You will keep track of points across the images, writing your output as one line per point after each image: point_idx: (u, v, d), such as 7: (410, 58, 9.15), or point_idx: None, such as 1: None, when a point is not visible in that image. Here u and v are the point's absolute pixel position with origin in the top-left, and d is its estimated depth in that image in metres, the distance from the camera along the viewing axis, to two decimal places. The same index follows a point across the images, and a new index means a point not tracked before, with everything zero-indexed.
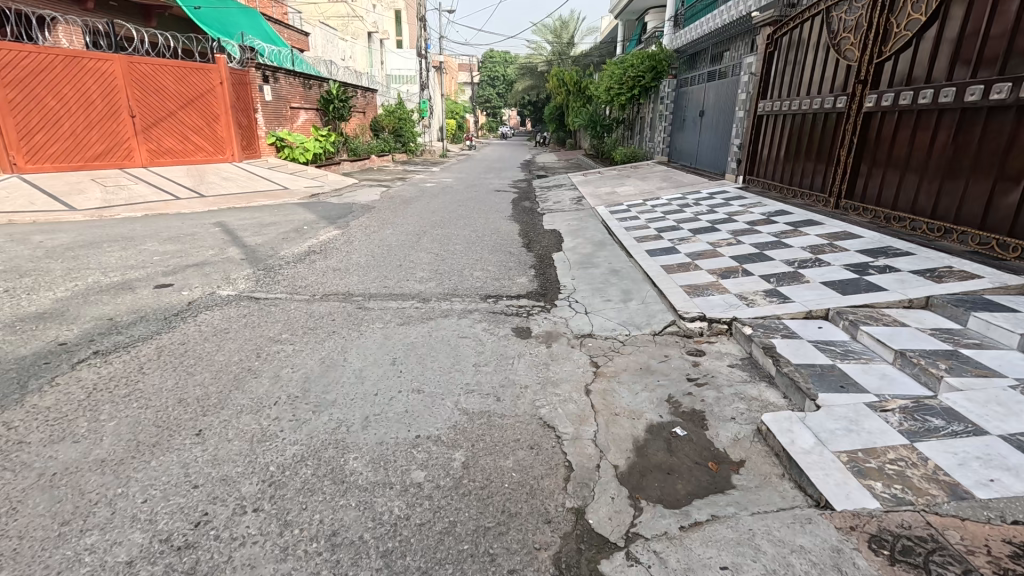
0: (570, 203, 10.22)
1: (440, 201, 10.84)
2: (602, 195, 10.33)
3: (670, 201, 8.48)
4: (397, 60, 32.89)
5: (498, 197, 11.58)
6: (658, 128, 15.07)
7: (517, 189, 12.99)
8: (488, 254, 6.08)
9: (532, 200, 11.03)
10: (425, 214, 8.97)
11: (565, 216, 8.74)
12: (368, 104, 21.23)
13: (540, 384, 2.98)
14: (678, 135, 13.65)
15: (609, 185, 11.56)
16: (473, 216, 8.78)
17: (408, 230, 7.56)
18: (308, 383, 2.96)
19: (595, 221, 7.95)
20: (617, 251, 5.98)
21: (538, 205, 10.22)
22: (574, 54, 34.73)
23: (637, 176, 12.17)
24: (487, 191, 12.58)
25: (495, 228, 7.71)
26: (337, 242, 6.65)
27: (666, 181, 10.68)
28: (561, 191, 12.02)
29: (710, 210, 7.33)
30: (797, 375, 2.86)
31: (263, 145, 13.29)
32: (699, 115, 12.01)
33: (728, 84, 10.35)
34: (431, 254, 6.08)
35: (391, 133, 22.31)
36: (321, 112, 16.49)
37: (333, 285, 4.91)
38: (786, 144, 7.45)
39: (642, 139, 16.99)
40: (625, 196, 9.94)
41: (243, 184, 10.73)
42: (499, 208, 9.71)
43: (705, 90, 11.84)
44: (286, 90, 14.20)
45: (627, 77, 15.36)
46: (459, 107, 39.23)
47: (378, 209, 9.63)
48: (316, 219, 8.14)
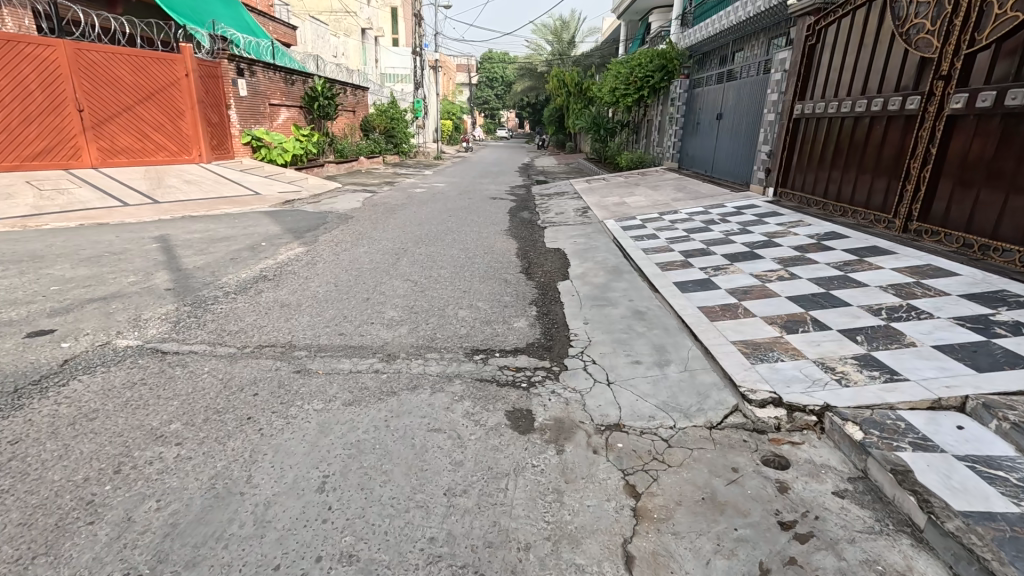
0: (574, 214, 9.10)
1: (429, 210, 9.72)
2: (609, 206, 9.21)
3: (691, 216, 7.37)
4: (392, 58, 31.73)
5: (494, 205, 10.47)
6: (667, 132, 14.00)
7: (514, 197, 11.86)
8: (479, 284, 4.95)
9: (531, 209, 9.90)
10: (410, 226, 7.85)
11: (569, 231, 7.62)
12: (359, 103, 20.11)
13: (549, 543, 1.85)
14: (690, 140, 12.56)
15: (616, 194, 10.47)
16: (464, 229, 7.66)
17: (386, 248, 6.42)
18: (170, 540, 1.81)
19: (605, 239, 6.84)
20: (637, 281, 4.87)
21: (539, 216, 9.11)
22: (575, 55, 33.66)
23: (648, 184, 11.07)
24: (482, 198, 11.45)
25: (489, 246, 6.60)
26: (297, 265, 5.50)
27: (681, 191, 9.58)
28: (563, 200, 10.92)
29: (743, 229, 6.19)
30: (975, 540, 1.74)
31: (237, 144, 12.13)
32: (716, 118, 10.91)
33: (751, 83, 9.25)
34: (410, 282, 4.96)
35: (382, 134, 21.17)
36: (305, 110, 15.34)
37: (274, 329, 3.77)
38: (831, 154, 6.38)
39: (649, 143, 15.91)
40: (637, 207, 8.83)
41: (206, 188, 9.58)
42: (495, 220, 8.58)
43: (723, 91, 10.75)
44: (264, 85, 13.06)
45: (634, 77, 14.28)
46: (455, 107, 38.10)
47: (357, 219, 8.48)
48: (282, 232, 7.01)
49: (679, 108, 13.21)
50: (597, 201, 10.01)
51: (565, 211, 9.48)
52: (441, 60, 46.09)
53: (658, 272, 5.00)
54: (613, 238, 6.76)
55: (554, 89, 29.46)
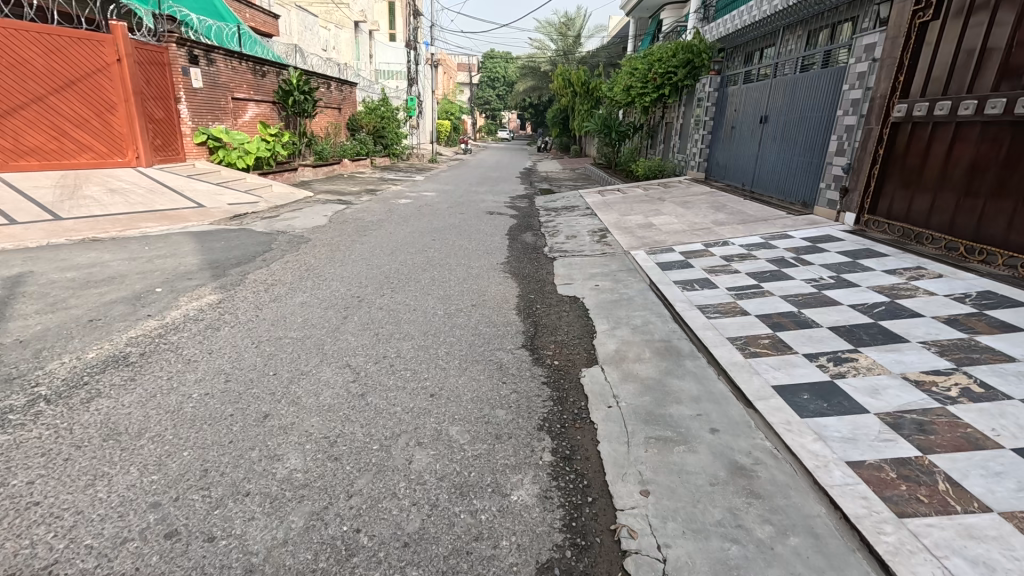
0: (589, 237, 7.27)
1: (411, 228, 7.90)
2: (633, 229, 7.41)
3: (750, 249, 5.55)
4: (387, 52, 29.85)
5: (491, 223, 8.64)
6: (691, 137, 12.23)
7: (515, 212, 10.03)
8: (458, 379, 3.13)
9: (535, 230, 8.09)
10: (379, 257, 6.02)
11: (586, 266, 5.81)
12: (345, 100, 18.35)
13: None
14: (722, 147, 10.75)
15: (639, 211, 8.66)
16: (450, 263, 5.84)
17: (335, 295, 4.61)
18: None
19: (638, 283, 5.01)
20: (710, 379, 3.05)
21: (545, 241, 7.31)
22: (581, 54, 31.87)
23: (675, 199, 9.26)
24: (476, 212, 9.62)
25: (481, 295, 4.77)
26: (188, 332, 3.68)
27: (720, 210, 7.77)
28: (574, 217, 9.13)
29: (837, 278, 4.39)
30: None
31: (189, 145, 10.31)
32: (759, 121, 9.07)
33: (813, 78, 7.40)
34: (349, 375, 3.14)
35: (371, 134, 19.37)
36: (279, 106, 13.59)
37: (42, 520, 1.93)
38: (958, 173, 4.60)
39: (667, 149, 14.16)
40: (668, 231, 7.05)
41: (134, 199, 7.76)
42: (490, 247, 6.76)
43: (767, 88, 8.90)
44: (226, 75, 11.27)
45: (654, 73, 12.62)
46: (454, 107, 36.31)
47: (315, 243, 6.66)
48: (202, 265, 5.21)
49: (707, 109, 11.37)
50: (616, 221, 8.19)
51: (577, 233, 7.65)
52: (439, 57, 44.25)
53: (741, 361, 3.19)
54: (650, 283, 4.96)
55: (557, 88, 27.64)
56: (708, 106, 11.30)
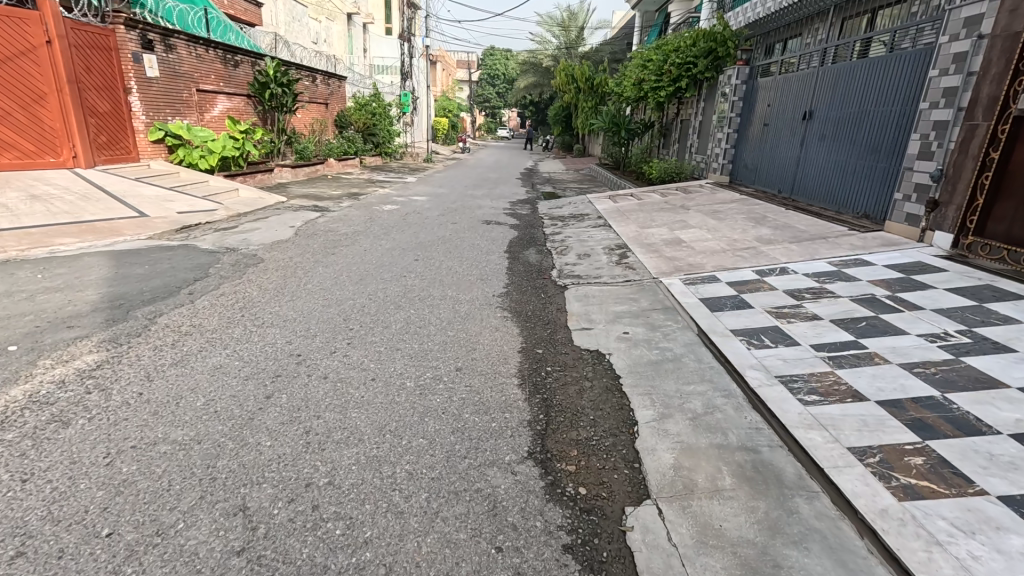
0: (606, 257, 5.99)
1: (390, 243, 6.60)
2: (659, 247, 6.13)
3: (823, 283, 4.27)
4: (382, 46, 28.52)
5: (487, 236, 7.35)
6: (712, 136, 10.95)
7: (515, 221, 8.75)
8: (421, 545, 1.85)
9: (539, 245, 6.81)
10: (342, 287, 4.73)
11: (606, 300, 4.52)
12: (332, 95, 17.06)
13: None
14: (752, 147, 9.48)
15: (661, 223, 7.38)
16: (433, 296, 4.56)
17: (267, 353, 3.33)
18: None
19: (681, 331, 3.73)
20: (854, 553, 1.76)
21: (552, 261, 6.02)
22: (584, 50, 30.54)
23: (701, 208, 7.99)
24: (471, 222, 8.34)
25: (469, 351, 3.48)
26: (9, 435, 2.38)
27: (761, 224, 6.49)
28: (583, 227, 7.85)
29: (972, 334, 3.12)
30: None
31: (143, 142, 9.01)
32: (801, 118, 7.76)
33: (881, 64, 6.09)
34: (236, 536, 1.85)
35: (360, 132, 18.08)
36: (255, 100, 12.33)
37: None
38: None
39: (683, 149, 12.87)
40: (702, 250, 5.77)
41: (58, 207, 6.47)
42: (485, 271, 5.47)
43: (812, 78, 7.58)
44: (189, 64, 9.97)
45: (671, 64, 11.40)
46: (452, 103, 34.97)
47: (268, 265, 5.37)
48: (99, 303, 3.91)
49: (732, 104, 10.05)
50: (636, 235, 6.90)
51: (589, 250, 6.38)
52: (438, 53, 42.89)
53: (896, 510, 1.91)
54: (699, 332, 3.68)
55: (559, 85, 26.28)
56: (734, 101, 9.99)
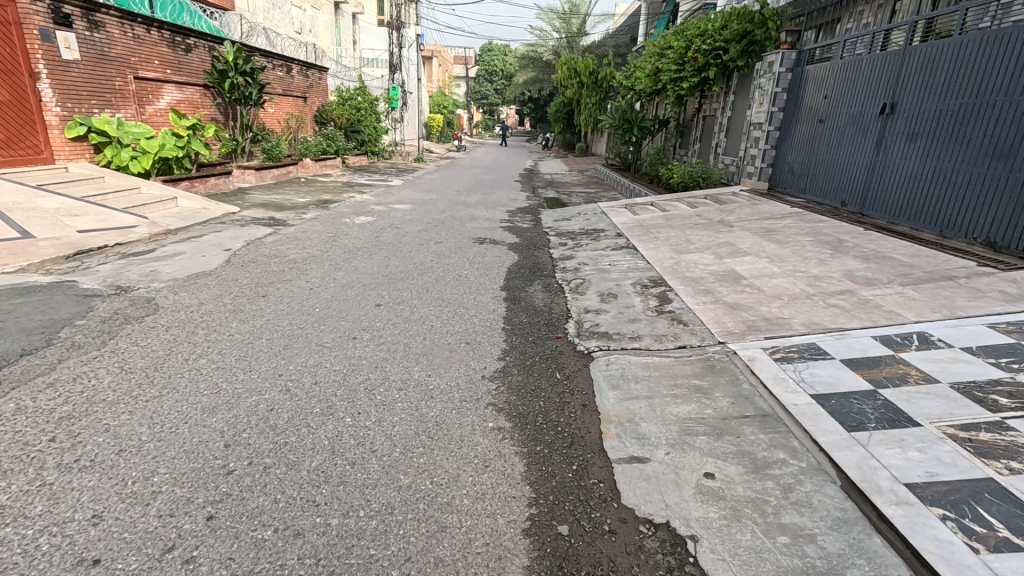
0: (640, 299, 4.38)
1: (351, 275, 4.97)
2: (710, 286, 4.52)
3: (1012, 373, 2.65)
4: (372, 38, 26.80)
5: (479, 262, 5.72)
6: (744, 134, 9.34)
7: (515, 238, 7.12)
8: None
9: (545, 278, 5.19)
10: (250, 365, 3.09)
11: (658, 391, 2.90)
12: (311, 87, 15.44)
13: None
14: (799, 148, 7.88)
15: (701, 246, 5.77)
16: (389, 383, 2.95)
17: (34, 557, 1.71)
18: None
19: (813, 480, 2.11)
20: None
21: (565, 305, 4.41)
22: (587, 44, 28.86)
23: (747, 226, 6.38)
24: (459, 240, 6.72)
25: (433, 536, 1.87)
26: None
27: (841, 253, 4.88)
28: (600, 249, 6.23)
29: None
30: None
31: (59, 140, 7.33)
32: (877, 113, 6.15)
33: (1014, 40, 4.50)
34: None
35: (343, 129, 16.43)
36: (214, 91, 10.70)
37: None
38: None
39: (707, 149, 11.28)
40: (775, 293, 4.15)
41: None
42: (472, 326, 3.85)
43: (895, 59, 5.96)
44: (122, 45, 8.33)
45: (696, 50, 9.84)
46: (447, 99, 33.26)
47: (159, 319, 3.73)
48: None
49: (774, 96, 8.40)
50: (672, 264, 5.29)
51: (614, 287, 4.76)
52: (433, 48, 41.13)
53: None
54: (848, 487, 2.06)
55: (560, 80, 24.57)
56: (777, 92, 8.36)
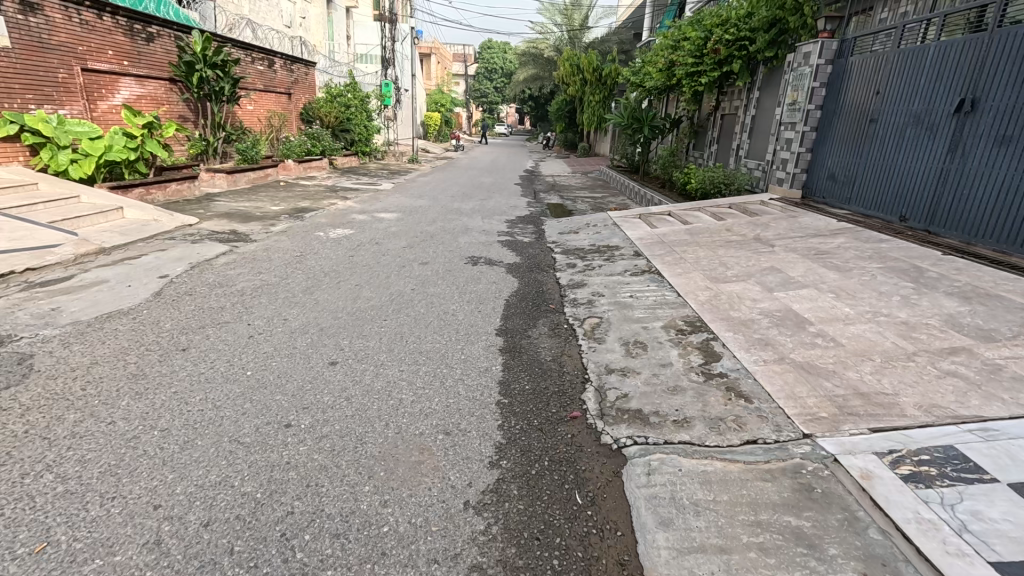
0: (678, 355, 3.36)
1: (308, 315, 3.94)
2: (766, 335, 3.49)
3: None
4: (365, 33, 25.70)
5: (471, 292, 4.69)
6: (772, 135, 8.31)
7: (514, 257, 6.09)
8: None
9: (552, 317, 4.17)
10: (117, 486, 2.06)
11: (736, 541, 1.87)
12: (297, 83, 14.42)
13: None
14: (842, 152, 6.85)
15: (741, 273, 4.74)
16: (320, 524, 1.92)
17: None
18: None
19: None
20: None
21: (580, 361, 3.38)
22: (589, 40, 27.81)
23: (792, 246, 5.34)
24: (449, 261, 5.70)
25: None
26: None
27: (927, 288, 3.86)
28: (616, 273, 5.21)
29: None
30: None
31: None
32: (952, 110, 5.12)
33: None
34: None
35: (331, 128, 15.41)
36: (181, 85, 9.66)
37: None
38: None
39: (726, 151, 10.29)
40: (860, 350, 3.13)
41: None
42: (455, 400, 2.82)
43: (977, 46, 4.93)
44: (66, 32, 7.30)
45: (717, 41, 8.88)
46: (444, 97, 32.20)
47: (18, 394, 2.68)
48: None
49: (810, 92, 7.34)
50: (710, 297, 4.26)
51: (641, 334, 3.73)
52: (431, 44, 40.05)
53: None
54: None
55: (562, 77, 23.49)
56: (814, 86, 7.30)
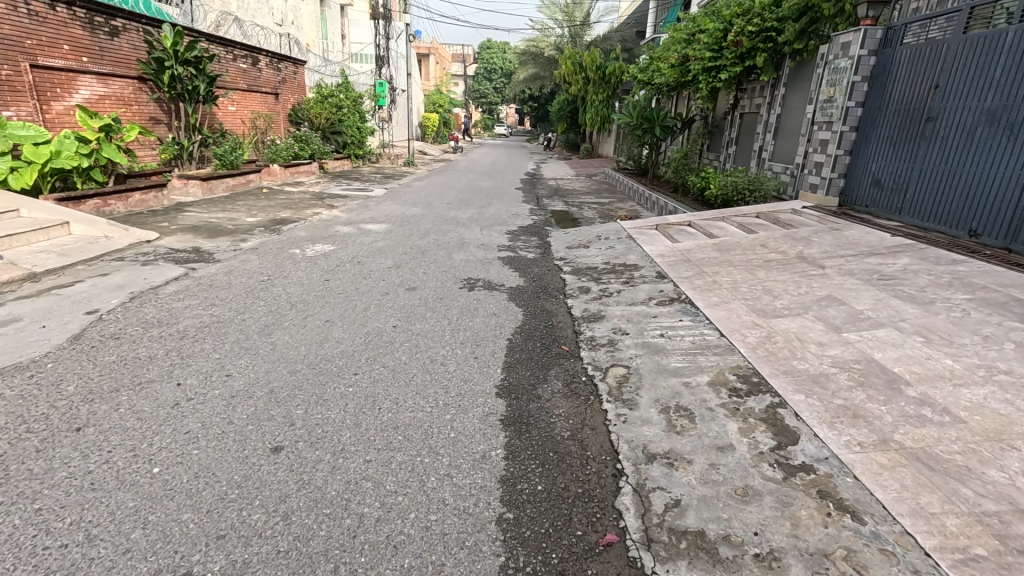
0: (738, 431, 2.53)
1: (258, 369, 3.11)
2: (851, 401, 2.66)
3: None
4: (360, 31, 24.84)
5: (465, 330, 3.86)
6: (803, 135, 7.47)
7: (517, 278, 5.27)
8: None
9: (566, 367, 3.34)
10: None
11: None
12: (285, 82, 13.62)
13: None
14: (890, 155, 6.01)
15: (793, 305, 3.91)
16: None
17: None
18: None
19: None
20: None
21: (608, 442, 2.55)
22: (591, 38, 26.99)
23: (847, 267, 4.51)
24: (440, 286, 4.87)
25: None
26: None
27: None
28: (639, 302, 4.38)
29: None
30: None
31: None
32: None
33: None
34: None
35: (322, 129, 14.61)
36: (151, 84, 8.84)
37: None
38: None
39: (745, 153, 9.47)
40: (992, 432, 2.30)
41: None
42: (439, 519, 1.99)
43: None
44: (9, 24, 6.50)
45: (739, 33, 8.05)
46: (442, 98, 31.38)
47: None
48: None
49: (851, 87, 6.47)
50: (762, 340, 3.43)
51: (682, 394, 2.90)
52: (429, 44, 39.26)
53: None
54: None
55: (563, 76, 22.63)
56: (855, 80, 6.45)
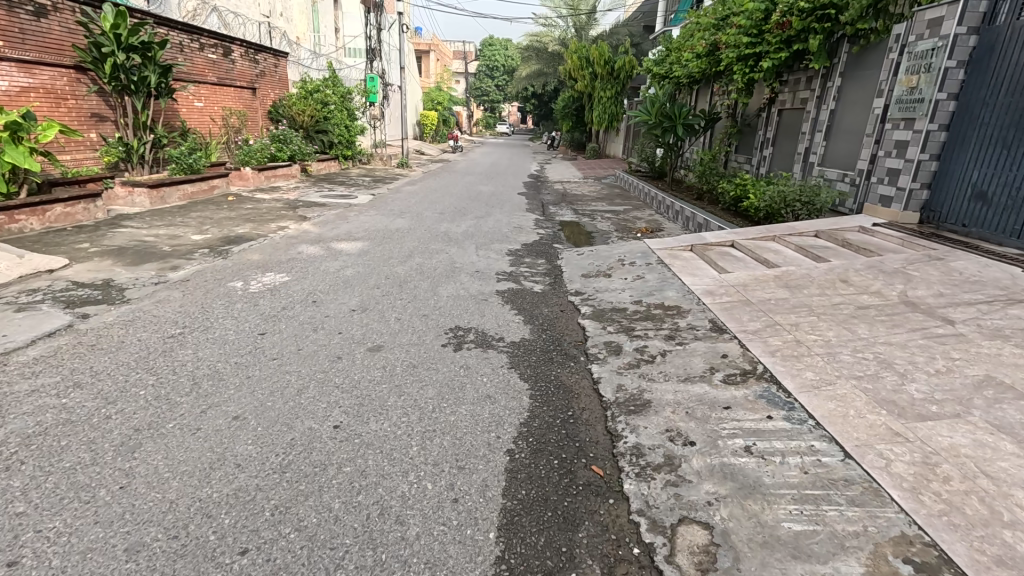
0: None
1: (73, 545, 1.80)
2: None
3: None
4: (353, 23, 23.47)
5: (442, 436, 2.54)
6: (870, 136, 6.11)
7: (521, 327, 3.95)
8: None
9: (604, 521, 2.03)
10: None
11: None
12: (263, 76, 12.31)
13: None
14: (1001, 163, 4.70)
15: (941, 395, 2.59)
16: None
17: None
18: None
19: None
20: None
21: None
22: (597, 32, 25.64)
23: (990, 325, 3.18)
24: (416, 344, 3.55)
25: None
26: None
27: None
28: (696, 376, 3.06)
29: None
30: None
31: None
32: None
33: None
34: None
35: (306, 128, 13.30)
36: (91, 75, 7.55)
37: None
38: None
39: (785, 157, 8.14)
40: None
41: None
42: None
43: None
44: None
45: (786, 11, 6.69)
46: (441, 95, 30.00)
47: None
48: None
49: (942, 74, 5.12)
50: (922, 472, 2.11)
51: None
52: (429, 40, 37.97)
53: None
54: None
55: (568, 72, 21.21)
56: (948, 65, 5.09)
